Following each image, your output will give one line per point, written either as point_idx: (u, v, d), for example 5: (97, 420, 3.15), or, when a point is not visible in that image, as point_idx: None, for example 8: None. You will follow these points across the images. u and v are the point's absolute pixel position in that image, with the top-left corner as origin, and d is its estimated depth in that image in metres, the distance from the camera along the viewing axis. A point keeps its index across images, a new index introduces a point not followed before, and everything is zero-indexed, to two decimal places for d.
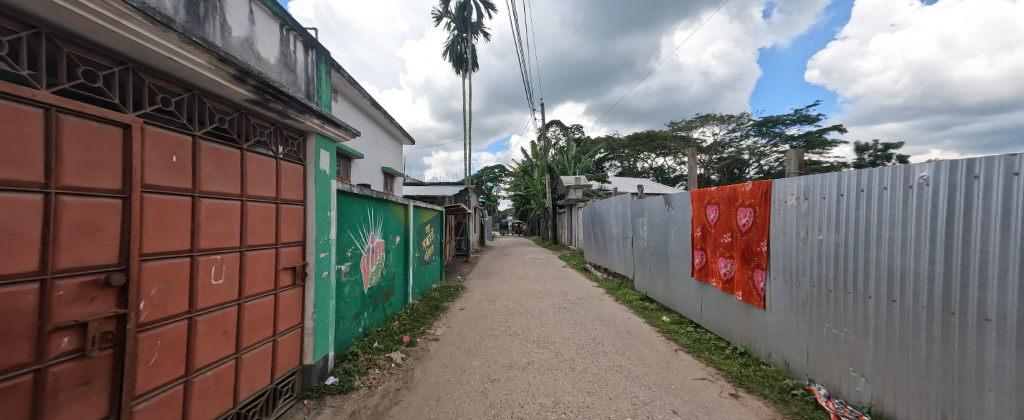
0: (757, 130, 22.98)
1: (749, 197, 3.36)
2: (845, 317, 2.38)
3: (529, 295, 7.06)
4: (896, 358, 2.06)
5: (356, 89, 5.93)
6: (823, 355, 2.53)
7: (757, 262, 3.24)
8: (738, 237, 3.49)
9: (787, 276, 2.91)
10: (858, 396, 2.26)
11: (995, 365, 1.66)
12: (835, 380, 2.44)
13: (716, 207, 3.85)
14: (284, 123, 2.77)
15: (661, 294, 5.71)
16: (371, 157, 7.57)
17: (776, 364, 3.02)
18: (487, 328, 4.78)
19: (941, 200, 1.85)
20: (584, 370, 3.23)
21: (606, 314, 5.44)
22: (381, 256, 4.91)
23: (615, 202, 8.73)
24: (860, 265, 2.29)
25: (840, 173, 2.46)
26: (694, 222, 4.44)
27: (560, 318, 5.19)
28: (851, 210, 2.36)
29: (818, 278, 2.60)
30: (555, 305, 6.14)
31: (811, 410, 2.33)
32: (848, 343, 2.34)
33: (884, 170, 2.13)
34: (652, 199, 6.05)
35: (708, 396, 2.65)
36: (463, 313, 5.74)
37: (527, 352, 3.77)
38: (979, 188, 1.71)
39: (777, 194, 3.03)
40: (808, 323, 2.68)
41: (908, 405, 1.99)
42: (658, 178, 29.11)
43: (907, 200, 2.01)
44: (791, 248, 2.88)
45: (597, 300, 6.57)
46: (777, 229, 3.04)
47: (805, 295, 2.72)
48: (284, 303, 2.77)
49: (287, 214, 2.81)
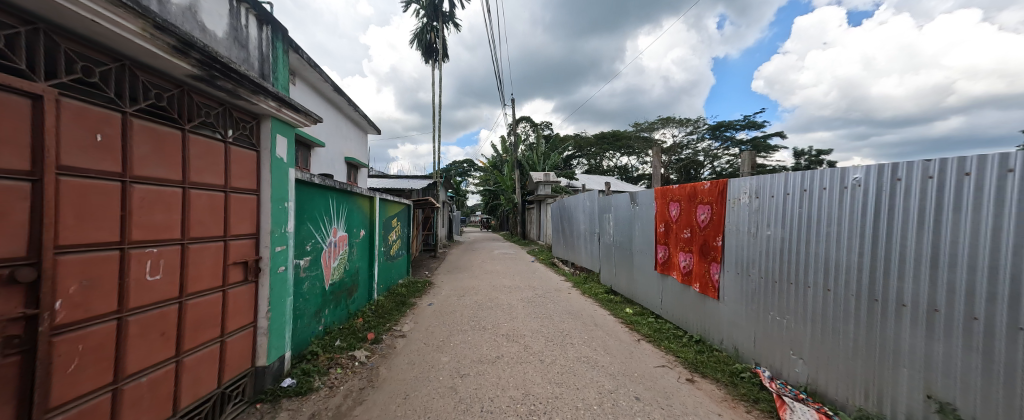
0: (712, 134, 24.65)
1: (707, 195, 3.59)
2: (788, 306, 2.63)
3: (499, 290, 7.09)
4: (830, 342, 2.30)
5: (316, 72, 5.54)
6: (768, 341, 2.79)
7: (713, 255, 3.48)
8: (697, 232, 3.73)
9: (739, 269, 3.16)
10: (797, 376, 2.51)
11: (909, 346, 1.90)
12: (777, 363, 2.70)
13: (678, 204, 4.08)
14: (234, 104, 2.52)
15: (625, 287, 5.97)
16: (333, 146, 7.14)
17: (726, 350, 3.28)
18: (455, 323, 4.74)
19: (867, 199, 2.10)
20: (553, 362, 3.31)
21: (573, 307, 5.61)
22: (345, 251, 4.67)
23: (582, 199, 8.98)
24: (802, 258, 2.53)
25: (786, 174, 2.70)
26: (658, 218, 4.66)
27: (529, 312, 5.25)
28: (795, 208, 2.60)
29: (765, 271, 2.84)
30: (524, 299, 6.21)
31: (757, 390, 2.55)
32: (790, 329, 2.59)
33: (825, 172, 2.37)
34: (618, 196, 6.28)
35: (667, 382, 2.82)
36: (431, 309, 5.64)
37: (497, 346, 3.79)
38: (901, 190, 1.94)
39: (732, 193, 3.26)
40: (756, 311, 2.93)
41: (837, 383, 2.24)
42: (623, 176, 30.33)
43: (841, 199, 2.26)
44: (743, 243, 3.12)
45: (565, 294, 6.74)
46: (732, 225, 3.27)
47: (754, 286, 2.96)
48: (234, 301, 2.54)
49: (237, 204, 2.57)
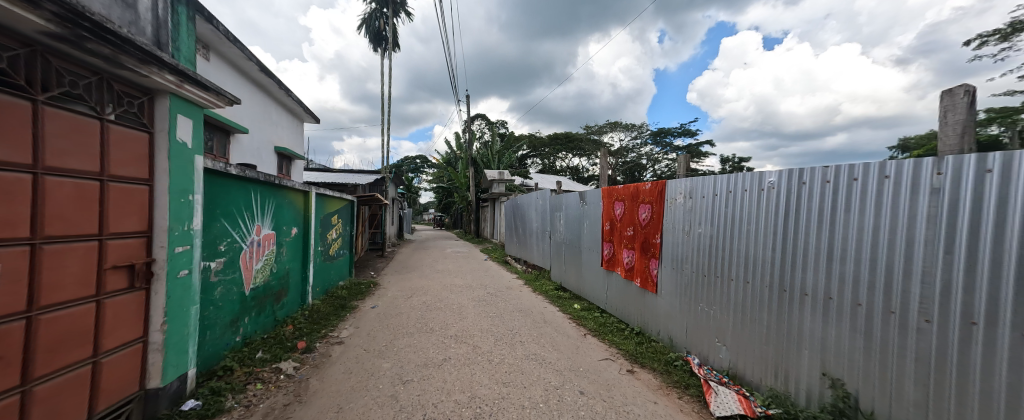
0: (654, 139, 26.68)
1: (648, 195, 3.80)
2: (715, 298, 2.85)
3: (449, 290, 6.89)
4: (748, 329, 2.53)
5: (235, 47, 4.84)
6: (698, 330, 3.02)
7: (653, 252, 3.70)
8: (639, 230, 3.94)
9: (674, 264, 3.39)
10: (721, 361, 2.75)
11: (808, 330, 2.11)
12: (705, 350, 2.94)
13: (622, 203, 4.29)
14: (114, 74, 2.07)
15: (574, 283, 6.16)
16: (259, 133, 6.34)
17: (662, 340, 3.51)
18: (400, 327, 4.48)
19: (779, 200, 2.34)
20: (501, 361, 3.26)
21: (523, 304, 5.63)
22: (271, 251, 4.15)
23: (535, 197, 9.11)
24: (728, 253, 2.76)
25: (714, 177, 2.93)
26: (604, 217, 4.86)
27: (479, 312, 5.15)
28: (723, 208, 2.84)
29: (697, 265, 3.07)
30: (475, 299, 6.11)
31: (687, 377, 2.75)
32: (716, 319, 2.83)
33: (748, 176, 2.61)
34: (568, 195, 6.44)
35: (609, 375, 2.92)
36: (375, 312, 5.28)
37: (444, 348, 3.64)
38: (804, 191, 2.17)
39: (669, 193, 3.48)
40: (688, 304, 3.16)
41: (752, 366, 2.48)
42: (574, 176, 31.54)
43: (759, 200, 2.50)
44: (678, 239, 3.35)
45: (516, 292, 6.76)
46: (669, 223, 3.49)
47: (687, 280, 3.20)
48: (114, 313, 2.09)
49: (118, 195, 2.11)
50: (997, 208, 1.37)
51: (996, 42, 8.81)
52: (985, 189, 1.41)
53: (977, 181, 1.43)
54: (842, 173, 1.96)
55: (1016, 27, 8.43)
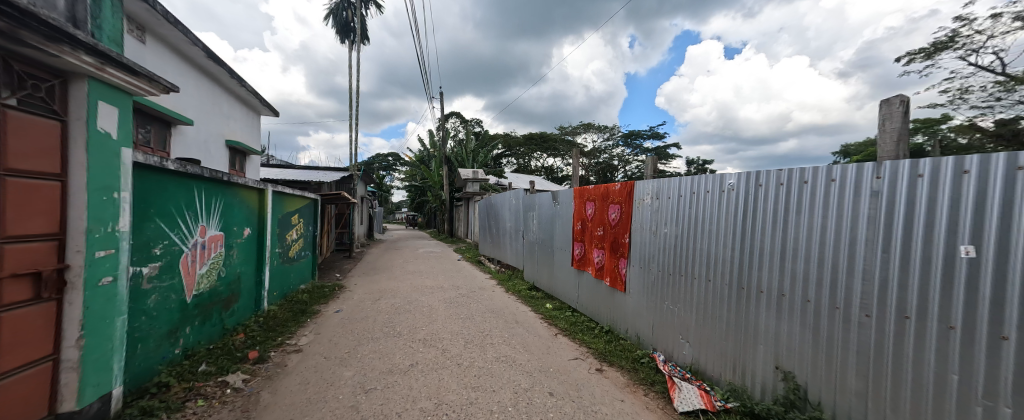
0: (625, 141, 27.54)
1: (617, 195, 3.86)
2: (680, 296, 2.92)
3: (419, 291, 6.69)
4: (708, 325, 2.61)
5: (174, 28, 4.39)
6: (664, 327, 3.10)
7: (621, 251, 3.76)
8: (609, 230, 3.99)
9: (641, 263, 3.46)
10: (685, 357, 2.83)
11: (762, 326, 2.20)
12: (670, 347, 3.02)
13: (593, 203, 4.33)
14: (14, 51, 1.77)
15: (546, 282, 6.18)
16: (207, 125, 5.82)
17: (630, 338, 3.58)
18: (365, 332, 4.26)
19: (738, 201, 2.43)
20: (471, 365, 3.18)
21: (496, 305, 5.57)
22: (220, 254, 3.81)
23: (508, 197, 9.06)
24: (691, 253, 2.84)
25: (679, 178, 3.01)
26: (575, 217, 4.90)
27: (450, 314, 5.03)
28: (687, 208, 2.91)
29: (663, 264, 3.15)
30: (446, 300, 5.96)
31: (653, 373, 2.81)
32: (680, 316, 2.91)
33: (710, 177, 2.70)
34: (541, 195, 6.46)
35: (578, 375, 2.93)
36: (338, 317, 5.00)
37: (412, 353, 3.49)
38: (760, 193, 2.26)
39: (637, 194, 3.55)
40: (655, 302, 3.24)
41: (713, 362, 2.56)
42: (548, 176, 31.89)
43: (720, 200, 2.58)
44: (645, 239, 3.42)
45: (489, 292, 6.69)
46: (637, 223, 3.56)
47: (653, 279, 3.27)
48: (15, 326, 1.80)
49: (19, 192, 1.82)
50: (926, 209, 1.46)
51: (922, 59, 9.85)
52: (917, 192, 1.49)
53: (909, 184, 1.52)
54: (794, 176, 2.05)
55: (937, 47, 9.47)
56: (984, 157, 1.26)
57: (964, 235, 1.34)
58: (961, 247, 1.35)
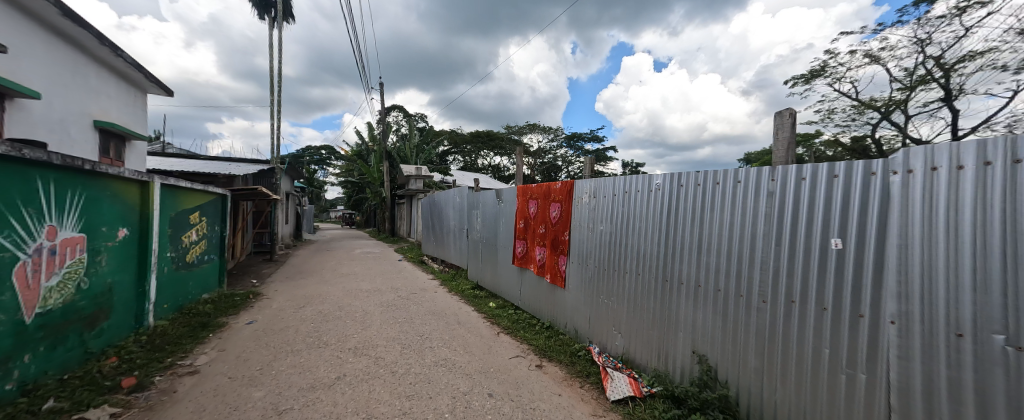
0: (567, 143, 28.81)
1: (558, 194, 3.95)
2: (614, 290, 3.07)
3: (353, 295, 6.16)
4: (637, 316, 2.78)
5: None
6: (598, 320, 3.25)
7: (562, 249, 3.86)
8: (550, 228, 4.07)
9: (580, 259, 3.58)
10: (617, 348, 3.00)
11: (681, 314, 2.37)
12: (604, 339, 3.18)
13: (536, 202, 4.39)
14: None
15: (490, 281, 6.15)
16: (64, 100, 4.64)
17: (569, 332, 3.70)
18: (284, 345, 3.75)
19: (664, 199, 2.61)
20: (406, 372, 2.98)
21: (437, 306, 5.36)
22: (80, 260, 3.03)
23: (452, 194, 8.83)
24: (623, 249, 3.00)
25: (614, 178, 3.16)
26: (517, 215, 4.93)
27: (387, 318, 4.70)
28: (620, 207, 3.07)
29: (598, 260, 3.29)
30: (383, 303, 5.58)
31: (588, 366, 2.93)
32: (613, 309, 3.06)
33: (641, 177, 2.87)
34: (485, 193, 6.38)
35: (518, 373, 2.93)
36: (250, 329, 4.35)
37: (339, 364, 3.17)
38: (681, 193, 2.45)
39: (576, 192, 3.67)
40: (591, 296, 3.38)
41: (640, 351, 2.73)
42: (495, 175, 32.00)
43: (649, 199, 2.76)
44: (583, 236, 3.55)
45: (430, 293, 6.43)
46: (576, 221, 3.68)
47: (590, 274, 3.41)
48: None
49: None
50: (808, 206, 1.67)
51: (802, 83, 11.91)
52: (801, 192, 1.70)
53: (796, 185, 1.73)
54: (708, 177, 2.25)
55: (812, 74, 11.56)
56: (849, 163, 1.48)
57: (835, 230, 1.55)
58: (833, 240, 1.56)
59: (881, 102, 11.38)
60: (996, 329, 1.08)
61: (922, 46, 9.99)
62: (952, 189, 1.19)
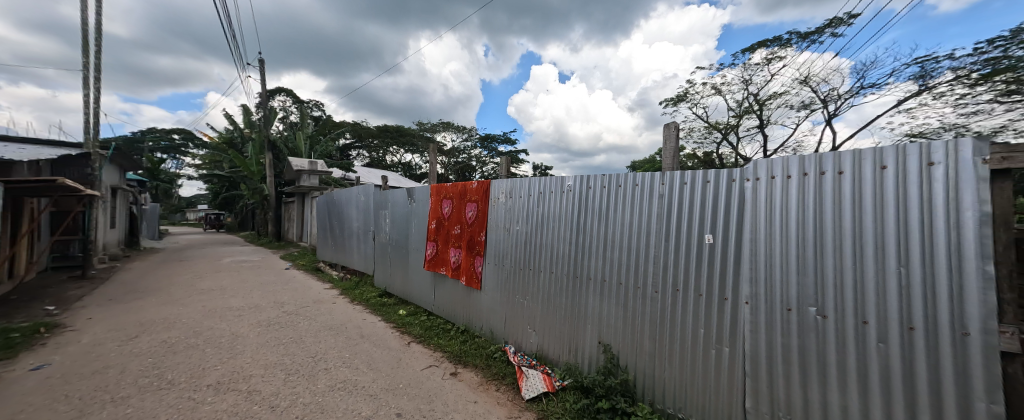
0: (482, 143, 29.00)
1: (474, 194, 3.87)
2: (529, 289, 3.14)
3: (218, 316, 4.93)
4: (550, 313, 2.90)
5: None
6: (514, 320, 3.29)
7: (478, 250, 3.78)
8: (465, 228, 3.95)
9: (496, 260, 3.57)
10: (531, 345, 3.08)
11: (589, 307, 2.54)
12: (519, 338, 3.23)
13: (450, 201, 4.22)
14: None
15: (400, 287, 5.69)
16: None
17: (484, 334, 3.66)
18: (97, 391, 2.70)
19: (574, 200, 2.77)
20: (292, 403, 2.47)
21: (336, 320, 4.69)
22: None
23: (355, 193, 7.90)
24: (537, 248, 3.08)
25: (530, 179, 3.23)
26: (431, 215, 4.66)
27: (267, 340, 3.88)
28: (535, 207, 3.15)
29: (514, 260, 3.33)
30: (263, 323, 4.61)
31: (504, 366, 2.92)
32: (528, 307, 3.13)
33: (554, 178, 3.00)
34: (394, 192, 5.88)
35: (432, 385, 2.73)
36: (37, 377, 3.04)
37: (192, 408, 2.44)
38: (590, 194, 2.63)
39: (493, 192, 3.65)
40: (507, 297, 3.40)
41: (553, 346, 2.85)
42: (406, 172, 30.14)
43: (561, 200, 2.89)
44: (499, 236, 3.55)
45: (327, 305, 5.61)
46: (492, 221, 3.65)
47: (505, 274, 3.43)
48: None
49: None
50: (688, 207, 1.95)
51: (672, 105, 14.47)
52: (684, 195, 1.97)
53: (679, 189, 2.00)
54: (611, 180, 2.45)
55: (679, 98, 14.15)
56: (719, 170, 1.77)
57: (707, 228, 1.84)
58: (706, 236, 1.85)
59: (722, 125, 14.67)
60: (811, 302, 1.42)
61: (747, 86, 13.20)
62: (785, 193, 1.51)
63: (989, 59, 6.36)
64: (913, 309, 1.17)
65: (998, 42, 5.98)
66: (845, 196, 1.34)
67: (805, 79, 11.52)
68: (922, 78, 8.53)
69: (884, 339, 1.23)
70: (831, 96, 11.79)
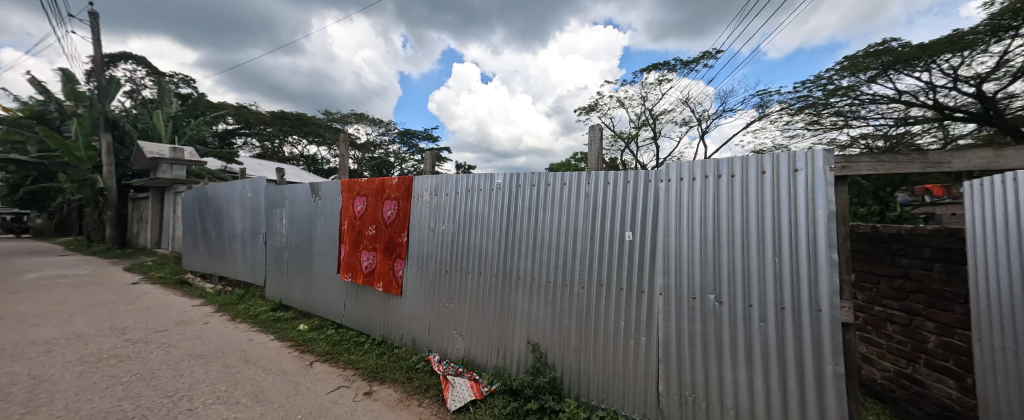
0: (401, 139, 27.20)
1: (394, 190, 3.52)
2: (455, 292, 2.97)
3: (7, 354, 3.49)
4: (478, 316, 2.79)
5: None
6: (439, 326, 3.08)
7: (397, 252, 3.44)
8: (383, 229, 3.57)
9: (419, 262, 3.30)
10: (457, 352, 2.92)
11: (519, 307, 2.51)
12: (444, 345, 3.03)
13: (364, 199, 3.77)
14: None
15: (300, 298, 4.89)
16: None
17: (405, 344, 3.35)
18: None
19: (503, 198, 2.70)
20: None
21: (208, 345, 3.74)
22: None
23: (239, 188, 6.52)
24: (465, 249, 2.93)
25: (457, 176, 3.07)
26: (341, 214, 4.10)
27: (94, 383, 2.84)
28: (462, 206, 2.99)
29: (439, 262, 3.11)
30: (89, 357, 3.42)
31: (428, 378, 2.70)
32: (455, 312, 2.97)
33: (483, 176, 2.89)
34: (293, 187, 5.01)
35: (340, 410, 2.35)
36: None
37: None
38: (520, 193, 2.59)
39: (416, 189, 3.37)
40: (431, 301, 3.17)
41: (480, 350, 2.75)
42: (309, 166, 26.46)
43: (490, 198, 2.80)
44: (424, 237, 3.29)
45: (197, 327, 4.48)
46: (415, 221, 3.37)
47: (430, 278, 3.19)
48: None
49: None
50: (611, 206, 2.06)
51: (584, 113, 15.80)
52: (608, 194, 2.07)
53: (603, 188, 2.10)
54: (541, 179, 2.46)
55: (590, 107, 15.55)
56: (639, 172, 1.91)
57: (628, 226, 1.97)
58: (627, 233, 1.97)
59: (626, 135, 16.61)
60: (711, 290, 1.61)
61: (644, 102, 15.21)
62: (692, 195, 1.69)
63: (800, 97, 8.57)
64: (784, 292, 1.42)
65: (807, 84, 8.07)
66: (736, 197, 1.56)
67: (687, 101, 13.82)
68: (761, 107, 11.05)
69: (764, 319, 1.47)
70: (703, 116, 14.41)
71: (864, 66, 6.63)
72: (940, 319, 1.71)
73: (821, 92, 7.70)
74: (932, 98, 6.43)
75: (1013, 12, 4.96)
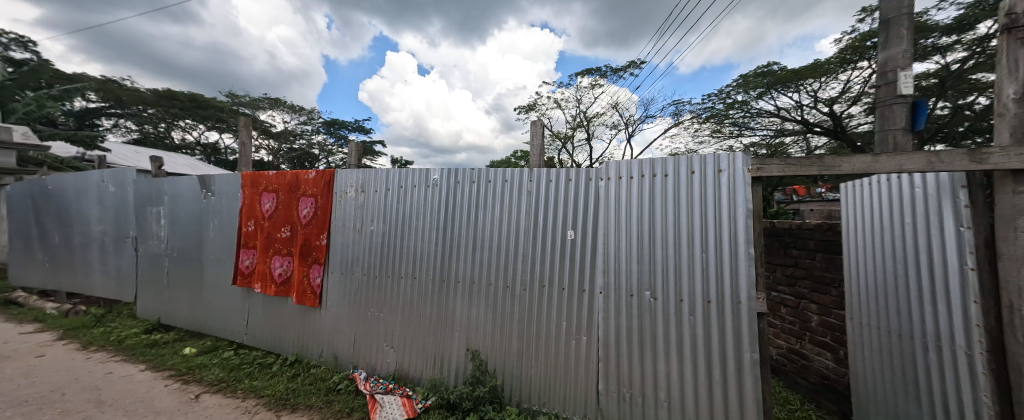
0: (327, 129, 24.50)
1: (311, 186, 3.04)
2: (385, 300, 2.68)
3: None
4: (412, 325, 2.55)
5: None
6: (366, 339, 2.75)
7: (315, 257, 2.98)
8: (297, 230, 3.07)
9: (342, 268, 2.91)
10: (388, 366, 2.64)
11: (458, 313, 2.34)
12: (372, 360, 2.72)
13: (273, 196, 3.19)
14: None
15: (186, 315, 4.00)
16: None
17: (325, 362, 2.94)
18: None
19: (440, 196, 2.49)
20: None
21: (40, 387, 2.80)
22: None
23: (95, 180, 5.10)
24: (397, 252, 2.65)
25: (388, 170, 2.76)
26: (241, 214, 3.43)
27: None
28: (393, 204, 2.70)
29: (367, 267, 2.77)
30: None
31: (352, 399, 2.39)
32: (384, 322, 2.67)
33: (419, 171, 2.64)
34: (175, 179, 4.06)
35: None
36: None
37: None
38: (459, 190, 2.41)
39: (338, 185, 2.96)
40: (356, 312, 2.81)
41: (414, 362, 2.52)
42: (206, 156, 22.34)
43: (426, 195, 2.56)
44: (348, 239, 2.90)
45: (23, 362, 3.37)
46: (337, 221, 2.95)
47: (355, 285, 2.83)
48: None
49: None
50: (553, 204, 2.01)
51: (524, 112, 16.04)
52: (551, 193, 2.02)
53: (546, 186, 2.04)
54: (481, 175, 2.31)
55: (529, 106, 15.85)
56: (583, 170, 1.89)
57: (569, 225, 1.94)
58: (568, 232, 1.95)
59: (563, 135, 17.32)
60: (646, 287, 1.66)
61: (579, 105, 16.01)
62: (631, 193, 1.72)
63: (706, 108, 9.85)
64: (710, 287, 1.52)
65: (711, 97, 9.30)
66: (670, 197, 1.61)
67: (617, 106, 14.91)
68: (676, 116, 12.45)
69: (693, 312, 1.55)
70: (630, 121, 15.72)
71: (755, 84, 7.86)
72: (820, 301, 2.03)
73: (722, 105, 8.93)
74: (799, 115, 7.91)
75: (853, 48, 6.41)
